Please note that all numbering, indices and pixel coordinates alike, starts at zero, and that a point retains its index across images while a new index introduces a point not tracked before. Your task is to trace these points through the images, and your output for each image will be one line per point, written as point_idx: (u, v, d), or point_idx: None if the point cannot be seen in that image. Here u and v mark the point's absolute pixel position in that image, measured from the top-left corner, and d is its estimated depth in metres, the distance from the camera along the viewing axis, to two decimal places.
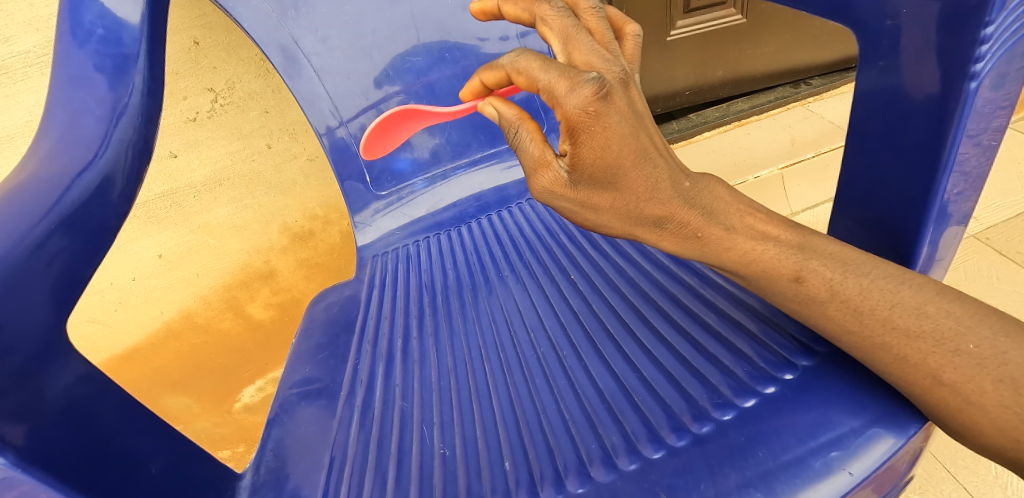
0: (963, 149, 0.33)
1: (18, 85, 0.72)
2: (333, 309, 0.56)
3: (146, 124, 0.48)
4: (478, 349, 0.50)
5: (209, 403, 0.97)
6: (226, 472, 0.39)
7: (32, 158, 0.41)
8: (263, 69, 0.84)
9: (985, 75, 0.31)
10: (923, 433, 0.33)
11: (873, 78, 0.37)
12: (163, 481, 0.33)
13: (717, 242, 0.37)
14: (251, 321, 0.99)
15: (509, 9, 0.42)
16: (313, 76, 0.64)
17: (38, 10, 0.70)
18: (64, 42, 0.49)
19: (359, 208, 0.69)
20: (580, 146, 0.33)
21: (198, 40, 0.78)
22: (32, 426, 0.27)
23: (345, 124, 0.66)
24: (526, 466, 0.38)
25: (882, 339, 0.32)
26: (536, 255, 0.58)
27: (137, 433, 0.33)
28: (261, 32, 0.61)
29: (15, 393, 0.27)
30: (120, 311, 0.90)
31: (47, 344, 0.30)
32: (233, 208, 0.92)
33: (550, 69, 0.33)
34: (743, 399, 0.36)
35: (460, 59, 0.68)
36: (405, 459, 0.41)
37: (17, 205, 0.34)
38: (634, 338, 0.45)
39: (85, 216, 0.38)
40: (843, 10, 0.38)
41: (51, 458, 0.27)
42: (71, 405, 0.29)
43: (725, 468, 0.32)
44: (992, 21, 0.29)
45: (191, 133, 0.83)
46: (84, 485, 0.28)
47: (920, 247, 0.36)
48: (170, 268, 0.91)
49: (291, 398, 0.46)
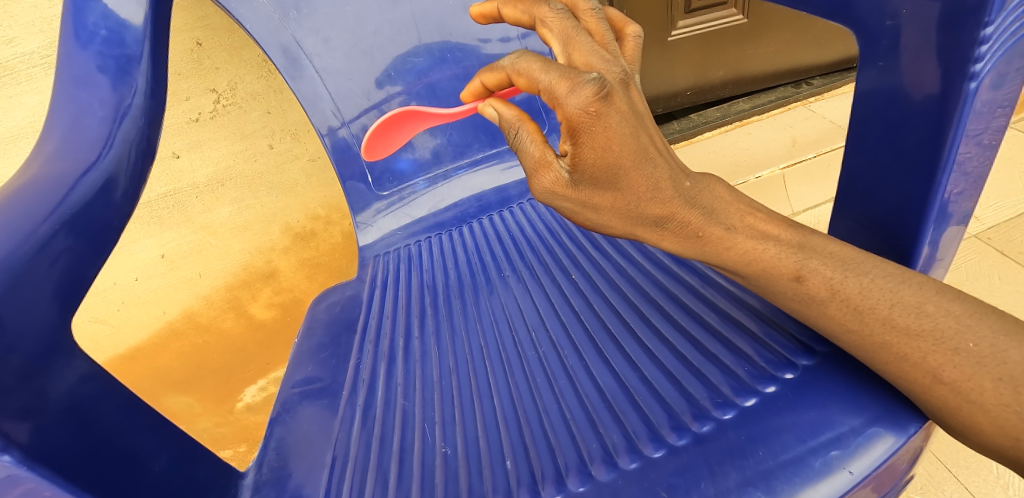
0: (963, 149, 0.33)
1: (22, 86, 0.73)
2: (335, 309, 0.57)
3: (148, 125, 0.48)
4: (479, 348, 0.50)
5: (210, 403, 1.00)
6: (228, 471, 0.40)
7: (36, 159, 0.41)
8: (265, 70, 0.85)
9: (984, 75, 0.31)
10: (923, 432, 0.33)
11: (873, 78, 0.37)
12: (165, 480, 0.33)
13: (717, 242, 0.37)
14: (252, 322, 1.01)
15: (509, 12, 0.43)
16: (315, 76, 0.64)
17: (42, 12, 0.70)
18: (67, 43, 0.50)
19: (360, 208, 0.69)
20: (580, 146, 0.33)
21: (201, 41, 0.78)
22: (36, 425, 0.27)
23: (346, 124, 0.66)
24: (527, 465, 0.38)
25: (882, 338, 0.32)
26: (536, 255, 0.58)
27: (139, 431, 0.33)
28: (263, 33, 0.61)
29: (19, 391, 0.27)
30: (123, 311, 0.90)
31: (50, 343, 0.30)
32: (235, 208, 0.92)
33: (551, 70, 0.34)
34: (743, 398, 0.36)
35: (461, 59, 0.68)
36: (406, 458, 0.42)
37: (22, 205, 0.35)
38: (634, 337, 0.45)
39: (89, 216, 0.38)
40: (843, 10, 0.38)
41: (56, 456, 0.27)
42: (75, 404, 0.29)
43: (724, 467, 0.32)
44: (991, 22, 0.29)
45: (193, 133, 0.84)
46: (87, 483, 0.28)
47: (920, 247, 0.37)
48: (172, 268, 0.91)
49: (293, 397, 0.47)
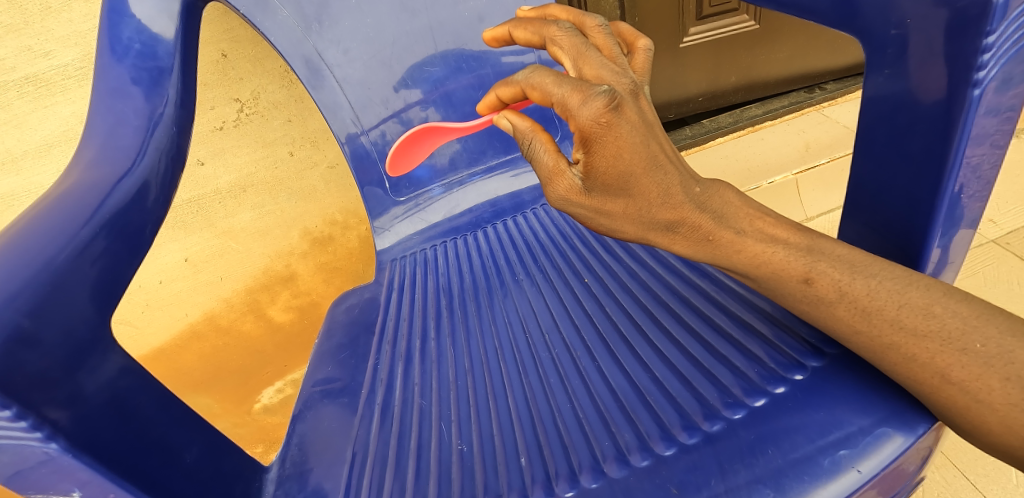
0: (970, 153, 0.34)
1: (57, 96, 0.76)
2: (354, 310, 0.59)
3: (179, 134, 0.51)
4: (494, 350, 0.51)
5: (229, 404, 1.07)
6: (254, 465, 0.41)
7: (77, 164, 0.44)
8: (287, 80, 0.87)
9: (987, 83, 0.32)
10: (932, 433, 0.34)
11: (879, 85, 0.38)
12: (195, 471, 0.35)
13: (728, 244, 0.38)
14: (271, 323, 1.04)
15: (519, 34, 0.44)
16: (335, 86, 0.66)
17: (77, 26, 0.73)
18: (104, 56, 0.52)
19: (378, 213, 0.71)
20: (593, 154, 0.34)
21: (226, 53, 0.81)
22: (77, 414, 0.28)
23: (366, 132, 0.68)
24: (542, 463, 0.39)
25: (890, 339, 0.33)
26: (549, 259, 0.60)
27: (172, 423, 0.34)
28: (286, 45, 0.64)
29: (65, 383, 0.29)
30: (147, 312, 0.93)
31: (91, 339, 0.32)
32: (255, 214, 0.94)
33: (564, 83, 0.35)
34: (752, 399, 0.37)
35: (476, 68, 0.70)
36: (423, 454, 0.43)
37: (64, 210, 0.37)
38: (646, 339, 0.46)
39: (125, 219, 0.40)
40: (849, 19, 0.39)
41: (97, 445, 0.29)
42: (113, 397, 0.31)
43: (734, 465, 0.33)
44: (992, 31, 0.30)
45: (217, 141, 0.86)
46: (122, 471, 0.29)
47: (928, 251, 0.37)
48: (195, 271, 0.94)
49: (313, 395, 0.49)
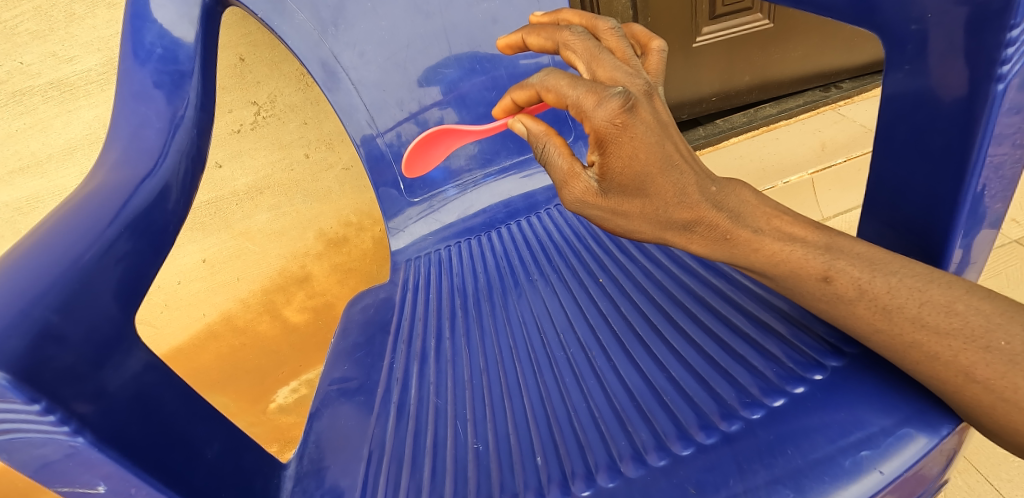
0: (994, 150, 0.33)
1: (80, 101, 0.77)
2: (369, 310, 0.60)
3: (199, 135, 0.52)
4: (509, 349, 0.51)
5: (244, 403, 1.09)
6: (273, 463, 0.42)
7: (103, 166, 0.45)
8: (303, 83, 0.88)
9: (1012, 77, 0.31)
10: (956, 434, 0.33)
11: (899, 81, 0.37)
12: (218, 465, 0.36)
13: (745, 243, 0.38)
14: (286, 324, 1.05)
15: (534, 41, 0.45)
16: (351, 88, 0.67)
17: (99, 32, 0.75)
18: (127, 61, 0.53)
19: (393, 213, 0.72)
20: (609, 155, 0.34)
21: (244, 57, 0.82)
22: (103, 407, 0.29)
23: (381, 133, 0.69)
24: (558, 462, 0.39)
25: (912, 337, 0.32)
26: (563, 259, 0.60)
27: (194, 419, 0.35)
28: (304, 48, 0.64)
29: (92, 377, 0.29)
30: (165, 312, 0.95)
31: (116, 335, 0.32)
32: (271, 215, 0.95)
33: (578, 85, 0.36)
34: (771, 398, 0.37)
35: (490, 70, 0.70)
36: (440, 452, 0.43)
37: (90, 210, 0.38)
38: (662, 338, 0.46)
39: (148, 219, 0.41)
40: (868, 15, 0.39)
41: (122, 438, 0.29)
42: (138, 391, 0.32)
43: (753, 465, 0.33)
44: (1016, 24, 0.29)
45: (235, 144, 0.88)
46: (146, 464, 0.30)
47: (951, 249, 0.37)
48: (212, 272, 0.95)
49: (331, 394, 0.49)
